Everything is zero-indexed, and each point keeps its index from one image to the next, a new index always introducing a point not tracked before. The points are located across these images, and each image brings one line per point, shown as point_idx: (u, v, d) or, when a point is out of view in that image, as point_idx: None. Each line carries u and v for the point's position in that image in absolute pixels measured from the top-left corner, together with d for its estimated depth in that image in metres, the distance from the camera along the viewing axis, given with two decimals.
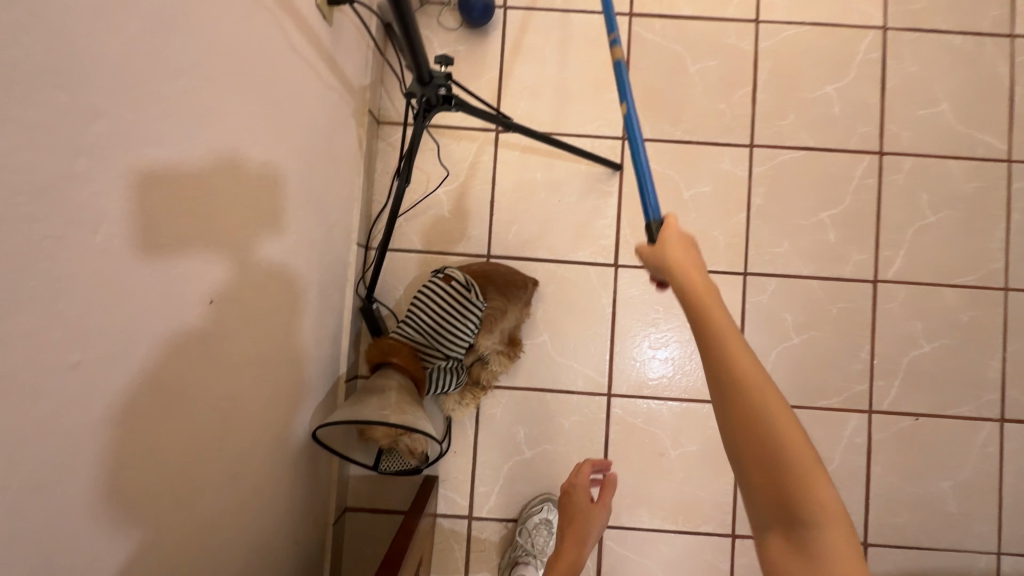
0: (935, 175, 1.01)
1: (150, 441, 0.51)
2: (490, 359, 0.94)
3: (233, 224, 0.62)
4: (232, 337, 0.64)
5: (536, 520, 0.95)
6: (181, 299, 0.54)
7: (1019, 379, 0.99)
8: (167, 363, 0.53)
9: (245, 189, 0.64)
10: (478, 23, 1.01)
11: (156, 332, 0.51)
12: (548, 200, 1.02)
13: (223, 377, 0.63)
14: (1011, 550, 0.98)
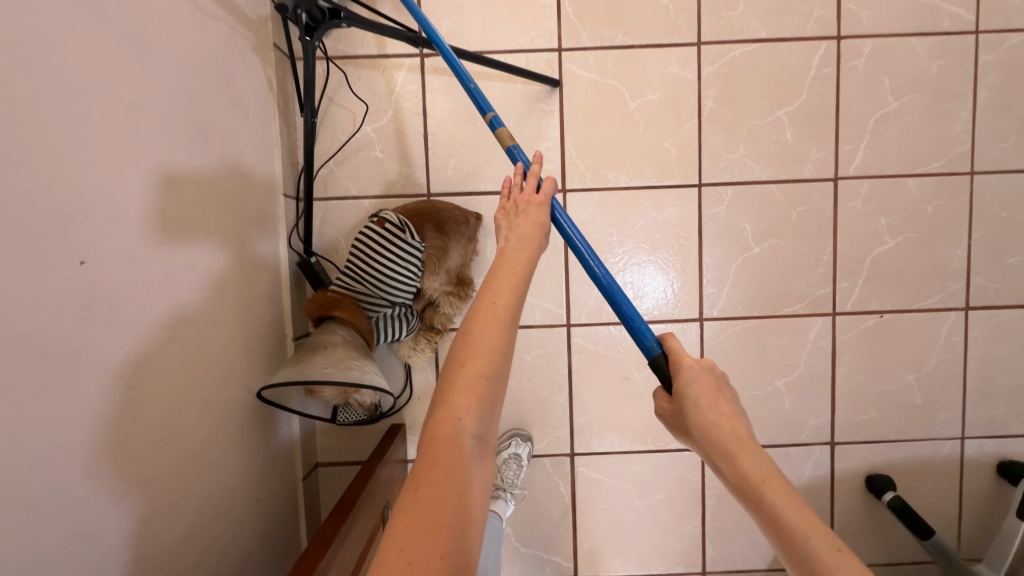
0: (900, 57, 0.94)
1: (33, 427, 0.45)
2: (440, 302, 0.91)
3: (135, 194, 0.57)
4: (157, 316, 0.61)
5: (505, 455, 0.95)
6: (78, 286, 0.50)
7: (985, 265, 0.97)
8: (71, 349, 0.49)
9: (135, 151, 0.57)
10: None
11: (47, 323, 0.47)
12: (484, 127, 0.95)
13: (152, 357, 0.60)
14: (975, 434, 1.00)
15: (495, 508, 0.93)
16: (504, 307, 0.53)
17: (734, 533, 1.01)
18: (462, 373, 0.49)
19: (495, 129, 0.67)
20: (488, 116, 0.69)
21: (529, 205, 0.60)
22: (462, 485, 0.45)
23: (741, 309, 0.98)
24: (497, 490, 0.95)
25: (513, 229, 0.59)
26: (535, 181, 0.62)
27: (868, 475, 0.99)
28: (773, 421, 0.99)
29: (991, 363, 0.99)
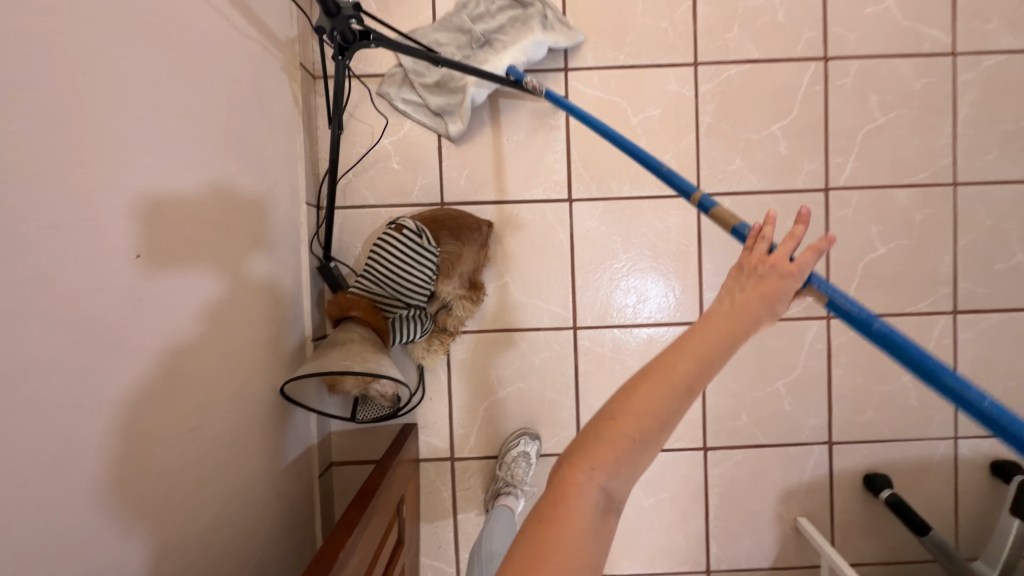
0: (884, 76, 1.01)
1: (83, 403, 0.50)
2: (454, 304, 0.95)
3: (176, 197, 0.63)
4: (190, 310, 0.66)
5: (515, 454, 0.98)
6: (130, 277, 0.56)
7: (971, 271, 1.02)
8: (122, 334, 0.55)
9: (175, 159, 0.63)
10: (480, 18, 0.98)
11: (104, 308, 0.53)
12: (497, 140, 1.00)
13: (185, 348, 0.65)
14: (967, 434, 1.03)
15: (508, 502, 0.95)
16: (682, 374, 0.49)
17: (738, 531, 1.03)
18: (610, 429, 0.47)
19: (706, 208, 0.62)
20: (692, 197, 0.65)
21: (771, 271, 0.52)
22: (582, 533, 0.43)
23: None
24: (507, 488, 0.97)
25: (735, 291, 0.53)
26: (784, 247, 0.53)
27: (865, 473, 1.02)
28: (773, 421, 1.03)
29: (981, 365, 1.03)
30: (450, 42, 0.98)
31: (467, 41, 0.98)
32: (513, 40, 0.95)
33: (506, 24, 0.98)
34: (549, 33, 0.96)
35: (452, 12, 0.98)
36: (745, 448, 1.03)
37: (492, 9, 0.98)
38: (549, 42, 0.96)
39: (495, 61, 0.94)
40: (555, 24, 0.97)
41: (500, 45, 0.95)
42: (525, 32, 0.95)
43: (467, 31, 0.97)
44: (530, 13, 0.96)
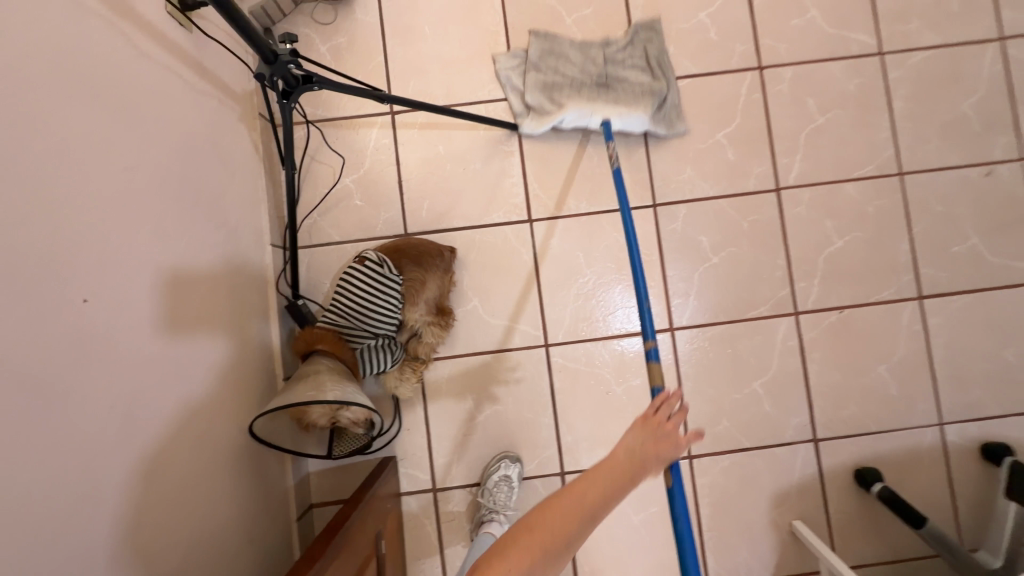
0: (818, 80, 1.05)
1: (26, 453, 0.48)
2: (423, 332, 0.96)
3: (129, 242, 0.63)
4: (149, 356, 0.65)
5: (496, 478, 0.97)
6: (79, 324, 0.55)
7: (929, 256, 1.03)
8: (70, 381, 0.53)
9: (131, 206, 0.65)
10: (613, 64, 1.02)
11: (52, 354, 0.52)
12: (454, 170, 1.04)
13: (143, 395, 0.63)
14: (952, 419, 1.02)
15: (491, 530, 0.93)
16: (591, 503, 0.53)
17: (733, 542, 1.00)
18: (527, 537, 0.51)
19: (649, 358, 0.73)
20: (647, 343, 0.76)
21: (669, 435, 0.58)
22: None
23: (709, 316, 1.03)
24: (490, 514, 0.95)
25: (639, 441, 0.58)
26: (678, 419, 0.61)
27: (855, 469, 1.00)
28: (755, 423, 1.02)
29: (955, 349, 1.03)
30: (578, 63, 1.03)
31: (593, 69, 1.02)
32: (624, 100, 0.99)
33: (631, 81, 1.01)
34: (656, 116, 1.00)
35: (599, 43, 1.04)
36: (730, 453, 1.01)
37: (631, 61, 1.02)
38: (650, 124, 1.00)
39: (596, 104, 0.98)
40: (666, 113, 1.01)
41: (612, 95, 0.99)
42: (638, 103, 0.99)
43: (596, 67, 1.02)
44: (654, 88, 1.00)
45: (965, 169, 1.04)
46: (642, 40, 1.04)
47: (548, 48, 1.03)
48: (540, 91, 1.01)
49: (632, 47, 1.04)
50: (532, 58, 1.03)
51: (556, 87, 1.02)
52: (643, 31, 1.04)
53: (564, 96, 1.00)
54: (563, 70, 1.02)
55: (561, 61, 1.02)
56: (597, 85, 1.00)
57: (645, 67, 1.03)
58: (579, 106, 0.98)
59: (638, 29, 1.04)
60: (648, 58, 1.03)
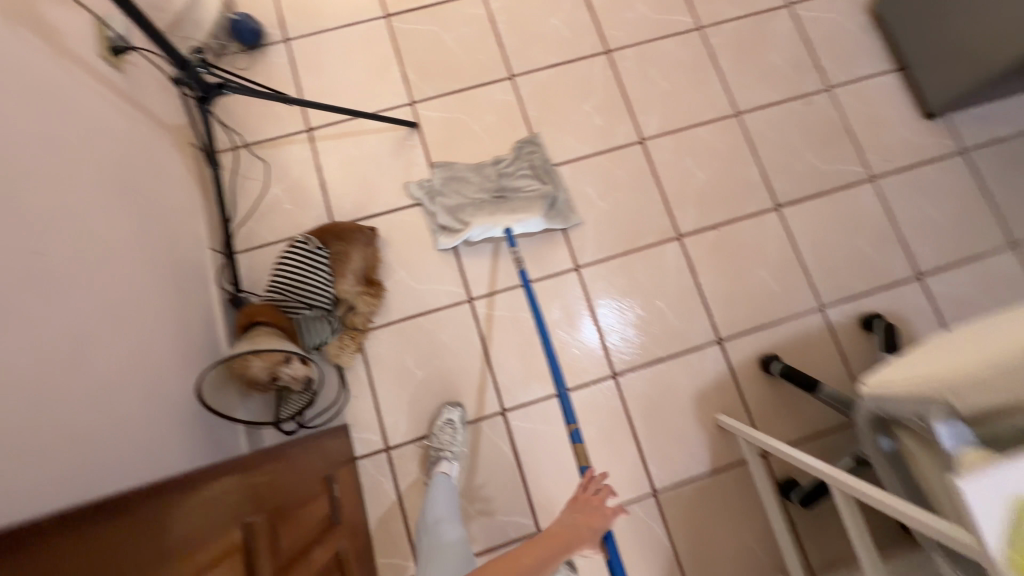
0: (656, 53, 1.29)
1: None
2: (356, 303, 1.08)
3: (71, 219, 0.75)
4: (95, 313, 0.73)
5: (441, 423, 1.05)
6: (29, 269, 0.64)
7: (778, 173, 1.22)
8: (26, 310, 0.62)
9: (72, 192, 0.76)
10: (504, 177, 1.18)
11: (8, 284, 0.60)
12: (368, 167, 1.21)
13: (92, 342, 0.71)
14: (831, 302, 1.16)
15: (443, 468, 1.00)
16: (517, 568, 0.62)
17: (668, 446, 1.09)
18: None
19: (575, 441, 0.92)
20: (571, 427, 0.94)
21: (593, 508, 0.69)
22: None
23: (607, 252, 1.18)
24: (440, 456, 1.02)
25: (569, 518, 0.68)
26: (602, 489, 0.71)
27: (758, 358, 1.13)
28: (665, 335, 1.14)
29: (819, 243, 1.19)
30: (477, 183, 1.17)
31: (490, 186, 1.17)
32: (521, 205, 1.13)
33: (524, 189, 1.16)
34: (550, 213, 1.15)
35: (490, 163, 1.20)
36: (649, 366, 1.13)
37: (521, 173, 1.18)
38: (546, 221, 1.15)
39: (497, 217, 1.12)
40: (559, 209, 1.16)
41: (508, 204, 1.13)
42: (533, 205, 1.13)
43: (492, 183, 1.17)
44: (544, 192, 1.15)
45: (788, 101, 1.27)
46: (528, 152, 1.20)
47: (450, 174, 1.19)
48: (447, 215, 1.15)
49: (519, 160, 1.20)
50: (437, 185, 1.18)
51: (461, 209, 1.15)
52: (527, 146, 1.21)
53: (468, 213, 1.13)
54: (465, 191, 1.17)
55: (462, 185, 1.17)
56: (496, 199, 1.15)
57: (534, 176, 1.18)
58: (482, 221, 1.11)
59: (521, 145, 1.21)
60: (535, 167, 1.19)
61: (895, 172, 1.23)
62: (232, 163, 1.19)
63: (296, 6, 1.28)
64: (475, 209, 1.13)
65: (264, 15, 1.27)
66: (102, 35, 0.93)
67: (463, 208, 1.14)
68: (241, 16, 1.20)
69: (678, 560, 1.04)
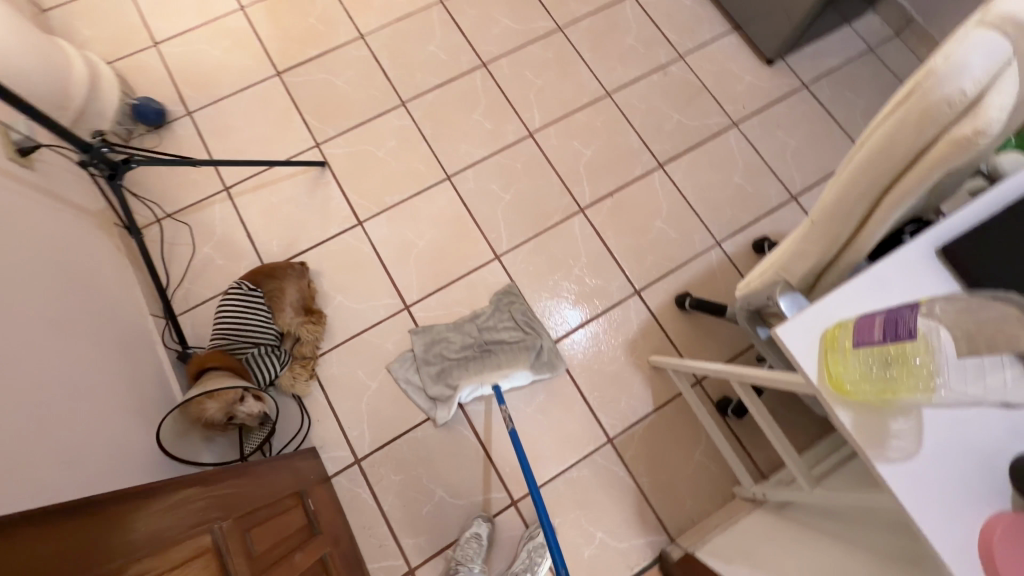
0: (526, 58, 1.44)
1: None
2: (300, 333, 1.16)
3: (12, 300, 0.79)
4: (46, 382, 0.78)
5: (468, 535, 1.07)
6: None
7: (654, 137, 1.39)
8: None
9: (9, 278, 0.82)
10: (487, 339, 1.20)
11: None
12: (289, 210, 1.30)
13: (47, 409, 0.75)
14: (724, 236, 1.31)
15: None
16: None
17: (613, 394, 1.19)
18: None
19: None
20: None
21: None
22: None
23: (522, 237, 1.30)
24: (459, 567, 1.04)
25: None
26: None
27: (673, 298, 1.25)
28: (588, 298, 1.26)
29: (702, 189, 1.35)
30: (460, 342, 1.20)
31: (473, 343, 1.20)
32: (506, 362, 1.17)
33: (507, 343, 1.19)
34: (538, 364, 1.18)
35: (470, 319, 1.22)
36: (580, 328, 1.24)
37: (502, 325, 1.21)
38: (533, 373, 1.18)
39: (483, 377, 1.16)
40: (546, 358, 1.19)
41: (495, 359, 1.17)
42: (518, 361, 1.17)
43: (474, 339, 1.20)
44: (528, 342, 1.19)
45: (649, 75, 1.44)
46: (508, 308, 1.23)
47: (431, 338, 1.20)
48: (434, 378, 1.17)
49: (498, 315, 1.22)
50: (420, 353, 1.19)
51: (448, 371, 1.18)
52: (505, 298, 1.24)
53: (456, 377, 1.17)
54: (448, 351, 1.19)
55: (445, 346, 1.19)
56: (481, 353, 1.18)
57: (516, 330, 1.21)
58: (470, 383, 1.15)
59: (497, 300, 1.24)
60: (517, 321, 1.21)
61: (751, 116, 1.41)
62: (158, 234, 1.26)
63: (193, 81, 1.38)
64: (461, 372, 1.16)
65: (163, 95, 1.36)
66: (8, 140, 1.00)
67: (449, 372, 1.17)
68: (141, 100, 1.29)
69: (644, 494, 1.13)
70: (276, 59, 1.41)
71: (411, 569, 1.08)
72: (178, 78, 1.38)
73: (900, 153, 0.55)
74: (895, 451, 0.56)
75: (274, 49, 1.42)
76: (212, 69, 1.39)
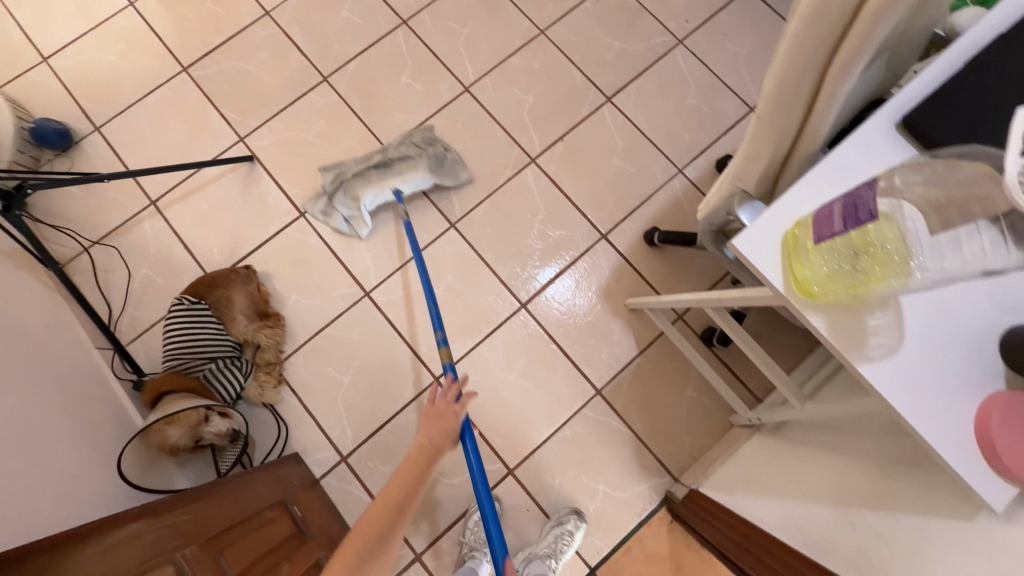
0: (448, 6, 1.34)
1: None
2: (259, 339, 1.10)
3: None
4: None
5: (477, 517, 1.05)
6: None
7: (596, 70, 1.30)
8: None
9: None
10: (395, 161, 1.18)
11: None
12: (224, 214, 1.21)
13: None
14: (685, 162, 1.25)
15: (474, 564, 0.99)
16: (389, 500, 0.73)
17: (595, 345, 1.15)
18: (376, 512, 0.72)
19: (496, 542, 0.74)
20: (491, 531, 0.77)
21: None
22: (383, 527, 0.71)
23: (474, 199, 1.23)
24: (471, 551, 1.02)
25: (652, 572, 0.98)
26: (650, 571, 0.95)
27: (642, 236, 1.20)
28: (553, 250, 1.20)
29: (655, 117, 1.27)
30: (362, 163, 1.19)
31: (374, 161, 1.19)
32: (404, 170, 1.18)
33: (407, 155, 1.19)
34: (439, 171, 1.20)
35: (375, 151, 1.21)
36: (549, 284, 1.18)
37: (404, 144, 1.20)
38: (434, 178, 1.19)
39: (382, 183, 1.17)
40: (448, 167, 1.20)
41: (395, 172, 1.17)
42: (415, 167, 1.18)
43: (375, 158, 1.19)
44: (425, 152, 1.19)
45: (582, 4, 1.34)
46: (418, 138, 1.21)
47: (337, 172, 1.20)
48: (339, 194, 1.18)
49: (402, 140, 1.21)
50: (329, 185, 1.19)
51: (349, 184, 1.18)
52: (419, 133, 1.23)
53: (354, 186, 1.17)
54: (354, 175, 1.18)
55: (349, 171, 1.18)
56: (382, 169, 1.18)
57: (416, 146, 1.20)
58: (370, 190, 1.16)
59: (405, 136, 1.22)
60: (418, 141, 1.21)
61: (696, 29, 1.32)
62: (89, 263, 1.17)
63: (94, 93, 1.27)
64: (361, 182, 1.17)
65: (65, 114, 1.25)
66: None
67: (349, 183, 1.17)
68: (39, 123, 1.18)
69: (641, 439, 1.11)
70: (179, 54, 1.30)
71: (418, 555, 1.05)
72: (76, 92, 1.27)
73: (831, 21, 0.46)
74: (877, 349, 0.51)
75: (175, 43, 1.30)
76: (112, 76, 1.28)
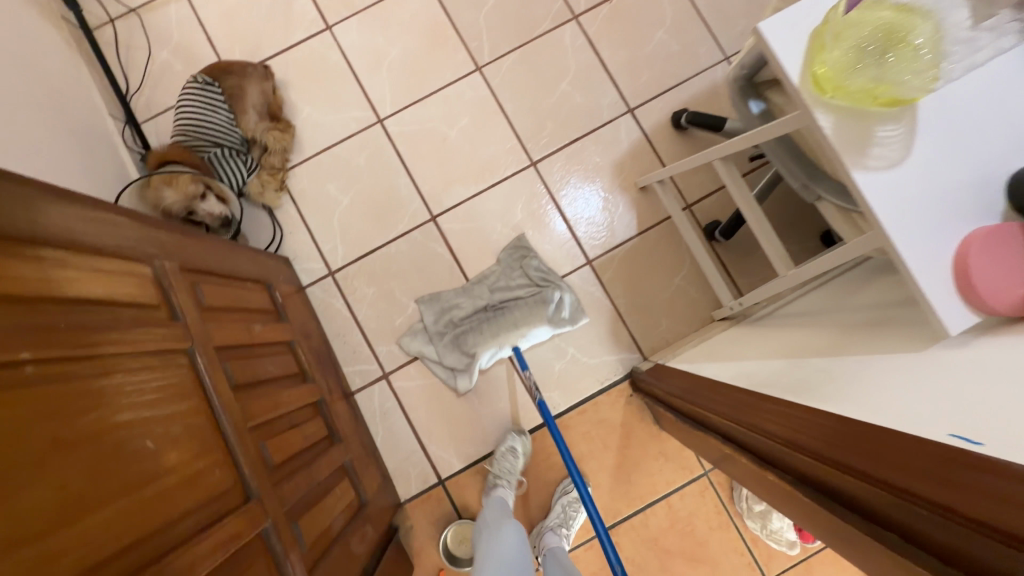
0: None
1: None
2: (267, 140, 1.09)
3: None
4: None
5: (503, 450, 1.05)
6: None
7: None
8: None
9: None
10: (517, 315, 1.09)
11: None
12: (250, 12, 1.18)
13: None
14: (733, 50, 1.17)
15: (498, 492, 0.99)
16: None
17: (596, 217, 1.13)
18: None
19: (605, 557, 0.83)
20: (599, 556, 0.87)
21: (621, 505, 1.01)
22: None
23: (505, 46, 1.17)
24: (496, 480, 1.03)
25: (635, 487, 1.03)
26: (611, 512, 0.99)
27: (670, 117, 1.15)
28: (575, 116, 1.16)
29: None
30: (473, 306, 1.10)
31: (484, 304, 1.10)
32: (520, 319, 1.09)
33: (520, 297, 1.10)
34: (555, 317, 1.10)
35: (478, 281, 1.12)
36: (564, 148, 1.15)
37: (515, 283, 1.11)
38: (552, 329, 1.09)
39: (499, 338, 1.08)
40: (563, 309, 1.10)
41: (508, 322, 1.09)
42: (529, 313, 1.09)
43: (486, 300, 1.10)
44: (539, 294, 1.09)
45: None
46: (519, 259, 1.12)
47: (439, 306, 1.10)
48: (450, 346, 1.09)
49: (510, 269, 1.12)
50: (431, 324, 1.10)
51: (462, 337, 1.10)
52: (516, 251, 1.12)
53: (472, 342, 1.09)
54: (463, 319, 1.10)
55: (455, 311, 1.10)
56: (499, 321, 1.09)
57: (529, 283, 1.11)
58: (488, 347, 1.08)
59: (507, 256, 1.12)
60: (530, 273, 1.11)
61: None
62: (113, 34, 1.16)
63: None
64: (477, 336, 1.09)
65: None
66: None
67: (465, 338, 1.09)
68: None
69: (620, 314, 1.11)
70: None
71: (385, 374, 1.10)
72: None
73: None
74: (877, 159, 0.49)
75: None
76: None
